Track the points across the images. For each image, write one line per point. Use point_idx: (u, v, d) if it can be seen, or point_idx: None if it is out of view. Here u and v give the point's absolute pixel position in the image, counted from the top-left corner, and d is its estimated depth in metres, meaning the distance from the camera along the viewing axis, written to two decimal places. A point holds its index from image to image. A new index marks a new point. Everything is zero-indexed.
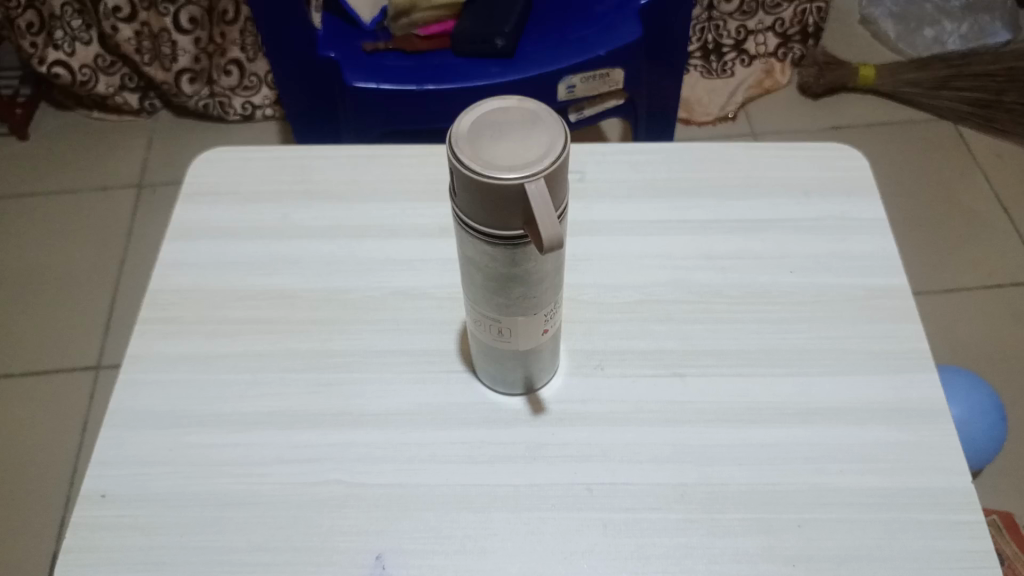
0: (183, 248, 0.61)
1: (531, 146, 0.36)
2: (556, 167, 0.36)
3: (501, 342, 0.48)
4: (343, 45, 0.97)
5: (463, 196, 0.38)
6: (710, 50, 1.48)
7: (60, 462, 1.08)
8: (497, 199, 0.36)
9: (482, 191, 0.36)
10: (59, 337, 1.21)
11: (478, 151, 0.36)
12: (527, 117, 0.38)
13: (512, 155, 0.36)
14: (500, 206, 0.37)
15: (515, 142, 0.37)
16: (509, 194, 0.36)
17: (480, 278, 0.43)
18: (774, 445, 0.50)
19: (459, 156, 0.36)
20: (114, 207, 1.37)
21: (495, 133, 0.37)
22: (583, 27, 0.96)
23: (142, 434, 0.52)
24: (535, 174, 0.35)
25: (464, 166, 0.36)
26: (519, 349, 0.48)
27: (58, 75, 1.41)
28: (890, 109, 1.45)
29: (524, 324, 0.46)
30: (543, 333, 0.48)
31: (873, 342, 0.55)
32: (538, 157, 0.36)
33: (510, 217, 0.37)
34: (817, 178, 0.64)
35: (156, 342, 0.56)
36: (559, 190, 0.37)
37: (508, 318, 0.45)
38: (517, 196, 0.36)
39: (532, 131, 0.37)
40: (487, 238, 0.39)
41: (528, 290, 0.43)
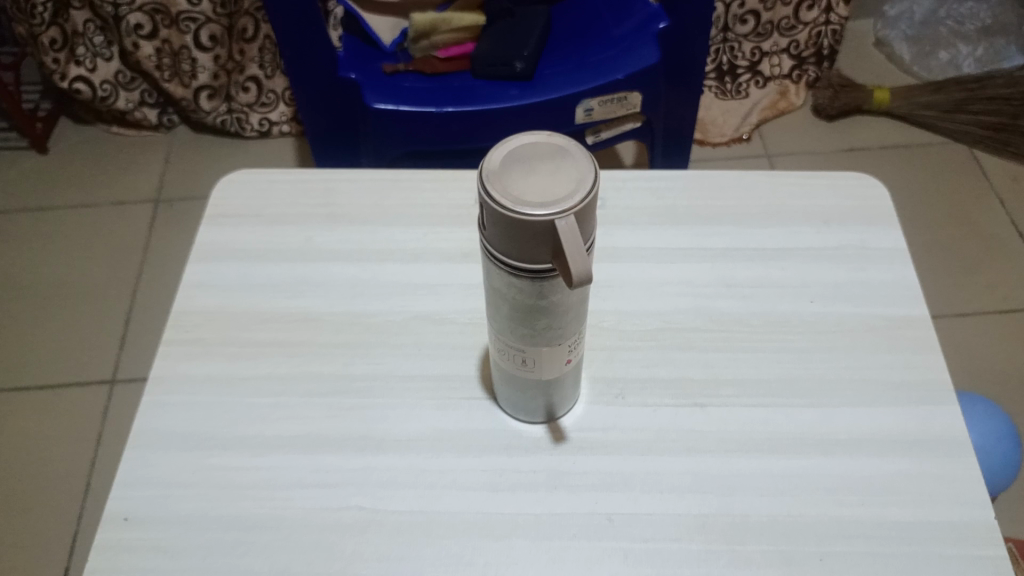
0: (208, 270, 0.62)
1: (561, 180, 0.37)
2: (587, 206, 0.37)
3: (525, 370, 0.48)
4: (363, 66, 0.98)
5: (492, 231, 0.38)
6: (725, 71, 1.49)
7: (75, 475, 1.09)
8: (526, 234, 0.37)
9: (512, 225, 0.37)
10: (76, 350, 1.22)
11: (507, 186, 0.37)
12: (555, 152, 0.38)
13: (543, 190, 0.37)
14: (529, 240, 0.37)
15: (544, 177, 0.37)
16: (538, 228, 0.36)
17: (505, 308, 0.43)
18: (795, 476, 0.50)
19: (489, 191, 0.37)
20: (131, 222, 1.39)
21: (523, 167, 0.38)
22: (602, 52, 0.97)
23: (165, 456, 0.52)
24: (566, 210, 0.36)
25: (494, 201, 0.37)
26: (542, 378, 0.48)
27: (79, 91, 1.43)
28: (905, 130, 1.46)
29: (549, 354, 0.46)
30: (567, 363, 0.48)
31: (893, 374, 0.55)
32: (568, 193, 0.36)
33: (538, 250, 0.38)
34: (837, 208, 0.64)
35: (180, 363, 0.57)
36: (587, 228, 0.38)
37: (533, 348, 0.45)
38: (548, 231, 0.37)
39: (560, 166, 0.38)
40: (517, 270, 0.40)
41: (553, 320, 0.43)
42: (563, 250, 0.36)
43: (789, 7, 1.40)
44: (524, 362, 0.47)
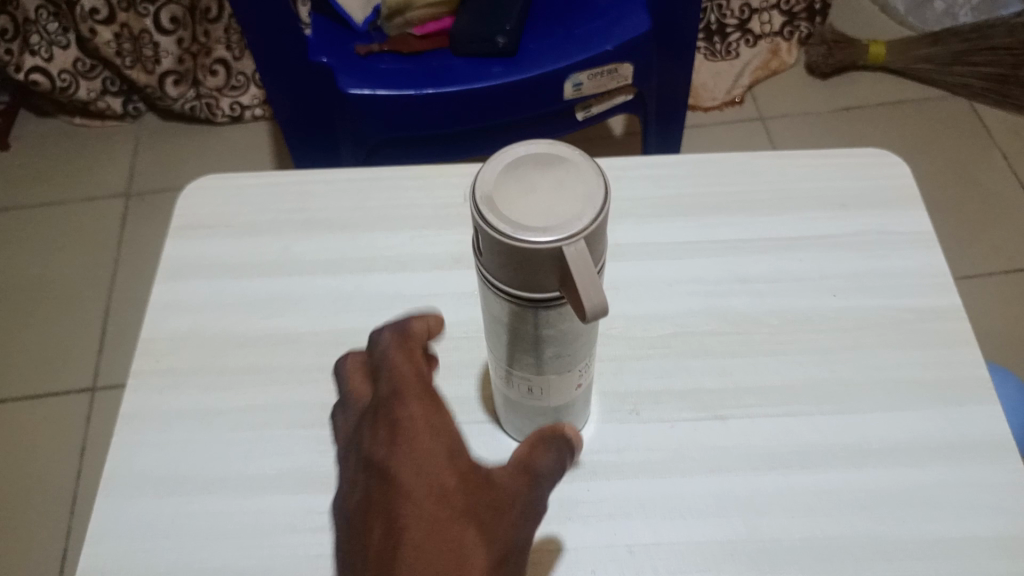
0: (176, 290, 0.57)
1: (566, 198, 0.32)
2: (597, 228, 0.32)
3: (531, 398, 0.43)
4: (335, 48, 0.92)
5: (488, 257, 0.34)
6: (713, 31, 1.42)
7: (60, 489, 1.05)
8: (529, 262, 0.32)
9: (512, 255, 0.32)
10: (52, 358, 1.17)
11: (505, 208, 0.32)
12: (556, 163, 0.33)
13: (546, 211, 0.32)
14: (533, 268, 0.32)
15: (547, 195, 0.32)
16: (543, 258, 0.32)
17: (502, 331, 0.39)
18: (827, 492, 0.46)
19: (484, 214, 0.32)
20: (102, 218, 1.33)
21: (522, 183, 0.33)
22: (590, 22, 0.91)
23: (140, 504, 0.48)
24: (574, 235, 0.31)
25: (490, 227, 0.32)
26: (551, 405, 0.44)
27: (37, 83, 1.34)
28: (902, 86, 1.40)
29: (557, 381, 0.42)
30: (577, 388, 0.43)
31: (926, 373, 0.51)
32: (576, 214, 0.31)
33: (542, 280, 0.33)
34: (854, 188, 0.59)
35: (151, 397, 0.52)
36: (597, 250, 0.33)
37: (539, 377, 0.41)
38: (554, 260, 0.32)
39: (564, 181, 0.33)
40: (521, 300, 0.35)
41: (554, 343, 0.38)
42: (572, 280, 0.32)
43: None
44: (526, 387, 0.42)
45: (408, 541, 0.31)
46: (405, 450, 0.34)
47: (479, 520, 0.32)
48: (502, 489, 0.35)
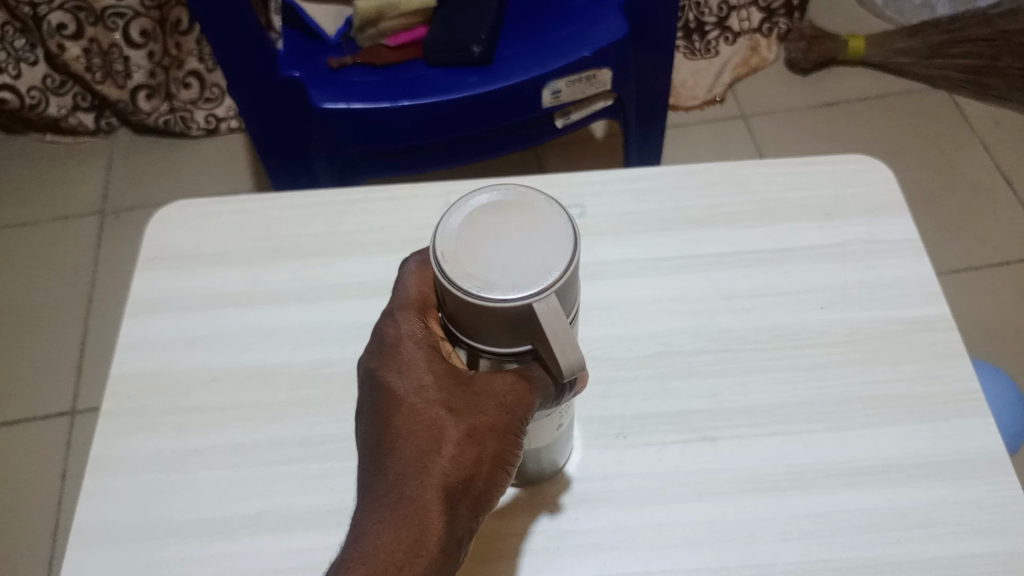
0: (145, 325, 0.55)
1: (533, 248, 0.31)
2: (567, 280, 0.31)
3: None
4: (307, 62, 0.90)
5: (458, 315, 0.33)
6: (692, 29, 1.39)
7: (41, 517, 1.03)
8: (500, 320, 0.31)
9: (481, 314, 0.31)
10: (30, 383, 1.14)
11: (469, 265, 0.31)
12: (519, 206, 0.32)
13: (512, 265, 0.31)
14: (505, 325, 0.32)
15: (512, 248, 0.31)
16: (513, 316, 0.31)
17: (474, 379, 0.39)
18: (821, 515, 0.45)
19: (449, 274, 0.31)
20: (77, 237, 1.30)
21: (485, 236, 0.31)
22: (565, 27, 0.90)
23: (112, 553, 0.46)
24: (544, 290, 0.30)
25: (456, 286, 0.31)
26: (535, 446, 0.43)
27: (5, 100, 1.32)
28: (883, 80, 1.40)
29: (539, 426, 0.41)
30: (558, 428, 0.43)
31: (917, 387, 0.50)
32: (545, 266, 0.31)
33: (513, 333, 0.33)
34: (837, 196, 0.58)
35: (120, 440, 0.50)
36: (569, 296, 0.33)
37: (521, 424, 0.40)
38: (525, 318, 0.31)
39: (529, 229, 0.32)
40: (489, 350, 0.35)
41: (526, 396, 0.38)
42: (545, 336, 0.31)
43: None
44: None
45: (394, 434, 0.37)
46: (396, 356, 0.38)
47: (460, 415, 0.36)
48: (493, 387, 0.36)
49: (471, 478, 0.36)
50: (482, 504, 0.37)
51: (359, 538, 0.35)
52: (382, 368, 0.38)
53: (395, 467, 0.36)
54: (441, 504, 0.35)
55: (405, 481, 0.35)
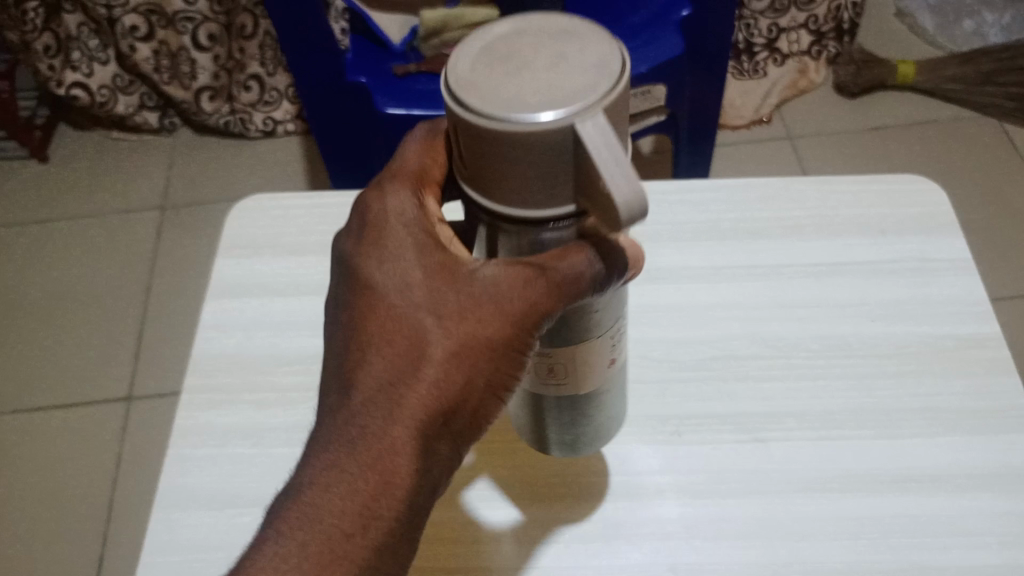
0: (226, 308, 0.58)
1: (569, 73, 0.28)
2: (615, 105, 0.28)
3: (566, 386, 0.41)
4: (371, 68, 0.93)
5: (485, 167, 0.30)
6: (741, 50, 1.40)
7: (96, 497, 1.07)
8: (535, 156, 0.28)
9: (513, 147, 0.28)
10: (89, 368, 1.19)
11: (495, 92, 0.28)
12: (557, 40, 0.30)
13: (545, 89, 0.28)
14: (542, 169, 0.29)
15: (546, 73, 0.28)
16: (552, 145, 0.28)
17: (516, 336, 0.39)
18: (869, 518, 0.47)
19: (469, 101, 0.28)
20: (138, 230, 1.35)
21: (514, 66, 0.29)
22: (623, 42, 0.92)
23: (194, 518, 0.49)
24: (585, 109, 0.27)
25: (478, 111, 0.28)
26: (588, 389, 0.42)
27: (78, 97, 1.38)
28: (932, 106, 1.40)
29: (588, 353, 0.39)
30: (609, 364, 0.41)
31: (968, 401, 0.51)
32: (586, 87, 0.28)
33: (551, 183, 0.29)
34: (892, 214, 0.60)
35: (202, 414, 0.53)
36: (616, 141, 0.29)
37: (569, 352, 0.39)
38: (567, 143, 0.28)
39: (566, 57, 0.29)
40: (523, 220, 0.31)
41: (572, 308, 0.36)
42: (587, 164, 0.28)
43: None
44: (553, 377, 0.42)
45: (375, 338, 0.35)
46: (383, 245, 0.36)
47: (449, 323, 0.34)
48: (477, 295, 0.34)
49: (455, 396, 0.35)
50: (465, 420, 0.36)
51: (322, 460, 0.34)
52: (361, 261, 0.36)
53: (371, 381, 0.35)
54: (418, 427, 0.34)
55: (381, 400, 0.35)
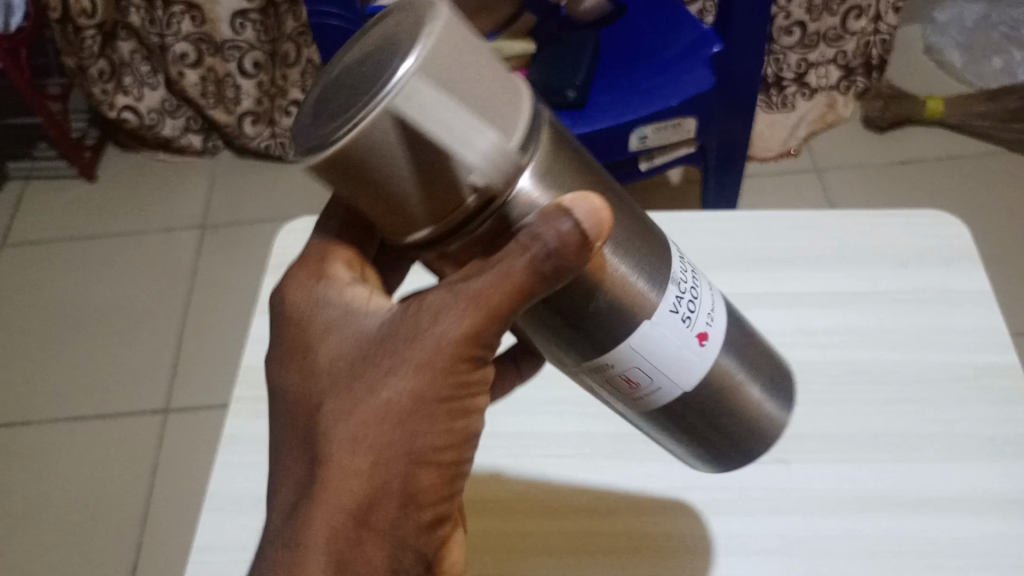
0: (273, 323, 0.61)
1: (387, 61, 0.29)
2: (440, 68, 0.29)
3: (657, 385, 0.39)
4: None
5: (349, 190, 0.31)
6: (770, 84, 1.42)
7: (132, 505, 1.10)
8: (379, 157, 0.29)
9: (359, 162, 0.29)
10: (129, 380, 1.23)
11: (332, 118, 0.30)
12: (384, 36, 0.31)
13: (367, 87, 0.29)
14: (395, 165, 0.29)
15: (368, 72, 0.30)
16: (382, 138, 0.28)
17: (646, 393, 0.40)
18: (887, 538, 0.49)
19: (312, 136, 0.30)
20: (178, 249, 1.40)
21: (347, 83, 0.30)
22: (654, 76, 0.95)
23: (239, 519, 0.52)
24: (399, 81, 0.28)
25: (318, 141, 0.29)
26: (687, 383, 0.39)
27: (127, 121, 1.44)
28: (961, 142, 1.41)
29: (661, 336, 0.37)
30: (699, 344, 0.38)
31: (986, 429, 0.52)
32: (399, 61, 0.28)
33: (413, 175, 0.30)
34: (915, 246, 0.62)
35: (249, 422, 0.56)
36: (468, 102, 0.29)
37: (636, 344, 0.37)
38: (400, 130, 0.28)
39: (386, 50, 0.30)
40: (425, 223, 0.31)
41: (617, 297, 0.36)
42: (419, 134, 0.28)
43: (836, 16, 1.34)
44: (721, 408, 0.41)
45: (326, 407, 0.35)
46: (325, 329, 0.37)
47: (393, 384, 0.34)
48: (395, 336, 0.35)
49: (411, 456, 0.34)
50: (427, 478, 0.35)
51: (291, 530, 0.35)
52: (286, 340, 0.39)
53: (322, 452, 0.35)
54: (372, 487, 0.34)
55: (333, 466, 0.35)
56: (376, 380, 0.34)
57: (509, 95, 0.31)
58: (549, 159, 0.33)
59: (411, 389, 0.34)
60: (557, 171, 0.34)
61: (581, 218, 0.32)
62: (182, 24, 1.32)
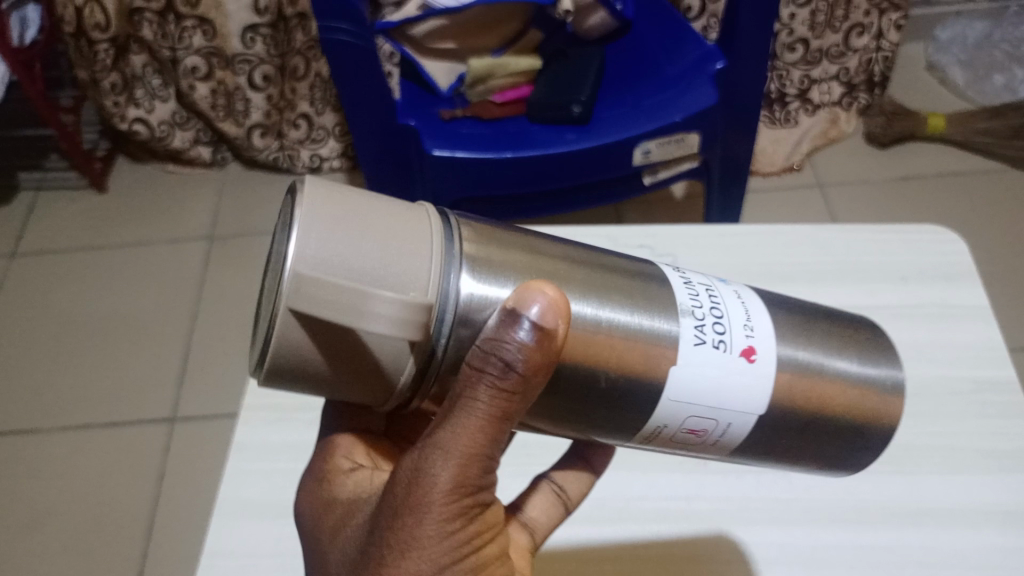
0: None
1: (281, 262, 0.34)
2: (314, 252, 0.33)
3: (728, 422, 0.41)
4: (421, 113, 1.00)
5: (307, 388, 0.36)
6: (773, 100, 1.43)
7: (138, 513, 1.11)
8: (304, 351, 0.34)
9: (294, 361, 0.34)
10: (136, 389, 1.24)
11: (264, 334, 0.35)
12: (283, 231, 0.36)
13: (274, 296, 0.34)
14: (322, 353, 0.34)
15: (275, 282, 0.35)
16: (297, 337, 0.34)
17: (727, 435, 0.42)
18: (887, 549, 0.51)
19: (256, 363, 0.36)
20: (186, 260, 1.41)
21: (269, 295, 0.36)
22: (658, 92, 0.97)
23: (249, 526, 0.53)
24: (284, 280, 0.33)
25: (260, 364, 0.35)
26: (758, 409, 0.41)
27: (138, 132, 1.46)
28: (963, 158, 1.43)
29: (699, 366, 0.39)
30: (750, 362, 0.40)
31: (984, 442, 0.54)
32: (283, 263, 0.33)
33: (340, 353, 0.35)
34: (915, 262, 0.63)
35: (260, 430, 0.58)
36: (351, 269, 0.33)
37: (679, 395, 0.39)
38: (301, 322, 0.33)
39: (281, 249, 0.35)
40: (360, 373, 0.36)
41: (625, 360, 0.39)
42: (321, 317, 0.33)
43: (839, 33, 1.35)
44: (827, 404, 0.43)
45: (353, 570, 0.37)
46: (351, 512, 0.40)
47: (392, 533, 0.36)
48: (384, 498, 0.37)
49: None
50: None
51: None
52: (313, 535, 0.43)
53: None
54: None
55: None
56: (377, 546, 0.36)
57: (394, 231, 0.35)
58: (482, 272, 0.37)
59: (408, 552, 0.35)
60: (476, 281, 0.37)
61: (532, 317, 0.34)
62: (194, 38, 1.34)
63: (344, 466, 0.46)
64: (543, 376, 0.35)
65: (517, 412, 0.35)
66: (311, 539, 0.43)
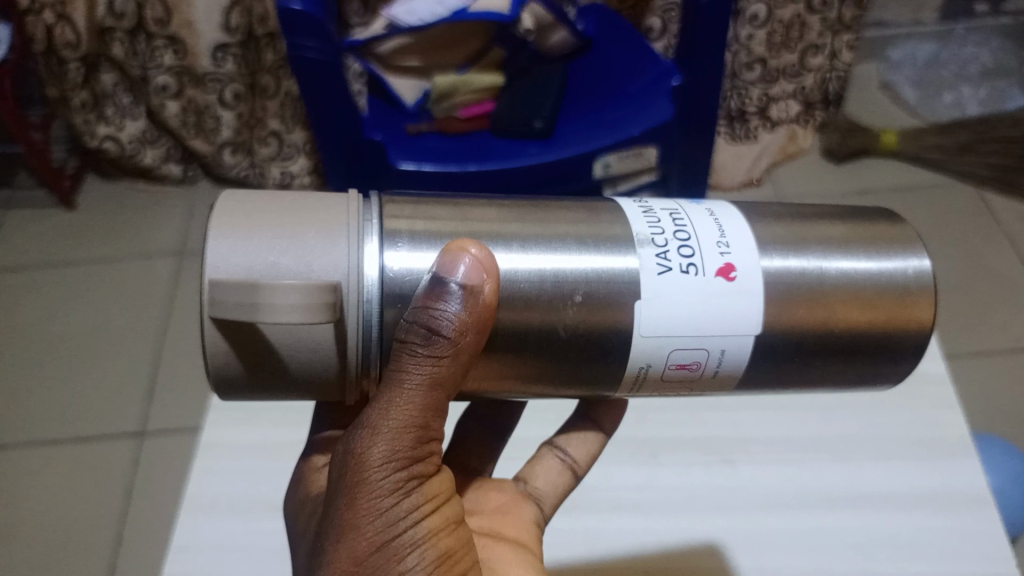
0: None
1: None
2: (226, 262, 0.41)
3: (718, 350, 0.47)
4: (389, 128, 1.04)
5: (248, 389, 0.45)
6: (734, 117, 1.47)
7: (106, 526, 1.12)
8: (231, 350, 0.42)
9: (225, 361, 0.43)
10: (104, 404, 1.24)
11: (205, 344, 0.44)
12: None
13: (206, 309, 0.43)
14: (245, 351, 0.43)
15: None
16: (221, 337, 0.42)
17: (725, 363, 0.48)
18: None
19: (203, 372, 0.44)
20: (155, 276, 1.41)
21: None
22: (618, 108, 1.01)
23: None
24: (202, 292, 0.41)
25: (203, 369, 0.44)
26: (749, 327, 0.46)
27: (108, 149, 1.47)
28: (917, 173, 1.48)
29: (670, 286, 0.45)
30: (729, 280, 0.46)
31: None
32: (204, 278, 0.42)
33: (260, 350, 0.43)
34: None
35: None
36: (262, 271, 0.41)
37: (653, 315, 0.45)
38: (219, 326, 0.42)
39: None
40: (304, 366, 0.44)
41: (588, 302, 0.45)
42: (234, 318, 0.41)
43: (794, 54, 1.40)
44: (837, 315, 0.48)
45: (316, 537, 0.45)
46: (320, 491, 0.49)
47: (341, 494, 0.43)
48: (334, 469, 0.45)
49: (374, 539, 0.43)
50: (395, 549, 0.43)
51: None
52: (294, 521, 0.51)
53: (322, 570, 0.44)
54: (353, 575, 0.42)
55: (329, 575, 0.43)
56: (331, 508, 0.44)
57: (299, 232, 0.43)
58: (412, 253, 0.45)
59: (354, 513, 0.43)
60: (398, 262, 0.44)
61: (456, 279, 0.41)
62: (164, 57, 1.36)
63: (320, 464, 0.55)
64: (473, 338, 0.43)
65: (445, 379, 0.43)
66: (294, 525, 0.51)
